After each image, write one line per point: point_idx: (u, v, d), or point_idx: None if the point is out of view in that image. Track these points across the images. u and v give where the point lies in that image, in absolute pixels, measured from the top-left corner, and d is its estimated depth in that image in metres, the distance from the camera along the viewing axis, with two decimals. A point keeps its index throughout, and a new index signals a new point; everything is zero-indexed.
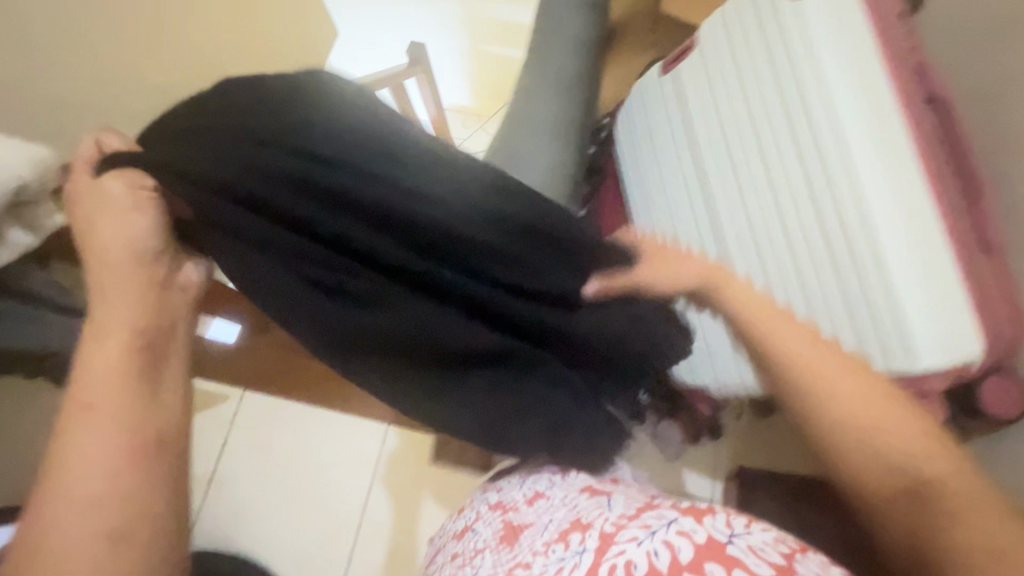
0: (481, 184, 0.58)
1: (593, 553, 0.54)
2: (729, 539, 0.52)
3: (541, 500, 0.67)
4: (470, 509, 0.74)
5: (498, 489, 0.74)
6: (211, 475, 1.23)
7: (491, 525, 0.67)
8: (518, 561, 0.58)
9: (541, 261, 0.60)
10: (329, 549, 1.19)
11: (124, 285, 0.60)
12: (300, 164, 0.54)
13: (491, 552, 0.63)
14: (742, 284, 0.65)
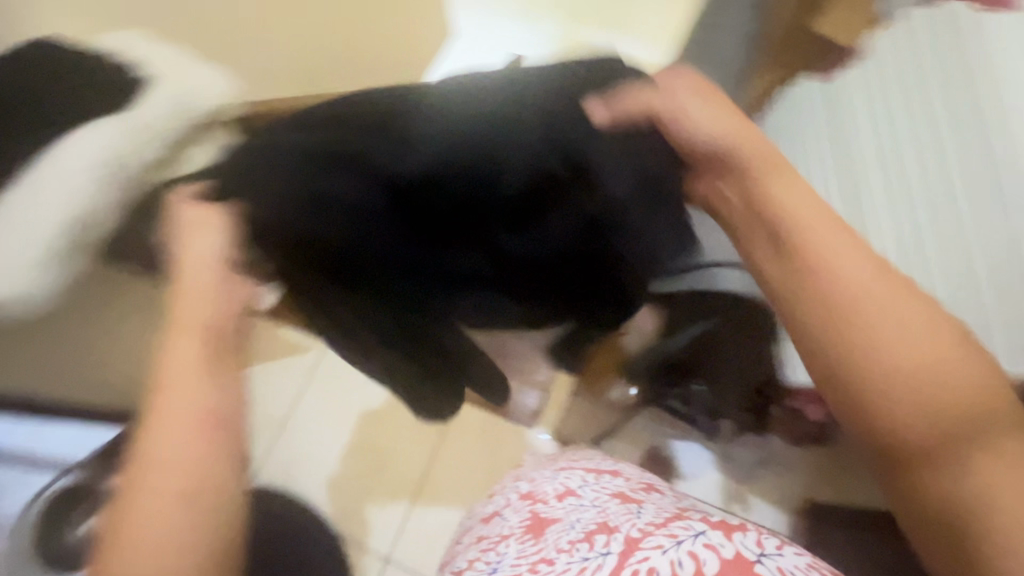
0: (510, 142, 0.70)
1: (617, 557, 0.47)
2: (758, 559, 0.42)
3: (573, 498, 0.63)
4: (499, 495, 0.73)
5: (531, 481, 0.71)
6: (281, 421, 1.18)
7: (519, 513, 0.64)
8: (542, 557, 0.52)
9: (559, 204, 0.70)
10: (379, 514, 1.14)
11: (197, 292, 0.64)
12: (353, 175, 0.69)
13: (515, 541, 0.59)
14: (858, 271, 0.53)
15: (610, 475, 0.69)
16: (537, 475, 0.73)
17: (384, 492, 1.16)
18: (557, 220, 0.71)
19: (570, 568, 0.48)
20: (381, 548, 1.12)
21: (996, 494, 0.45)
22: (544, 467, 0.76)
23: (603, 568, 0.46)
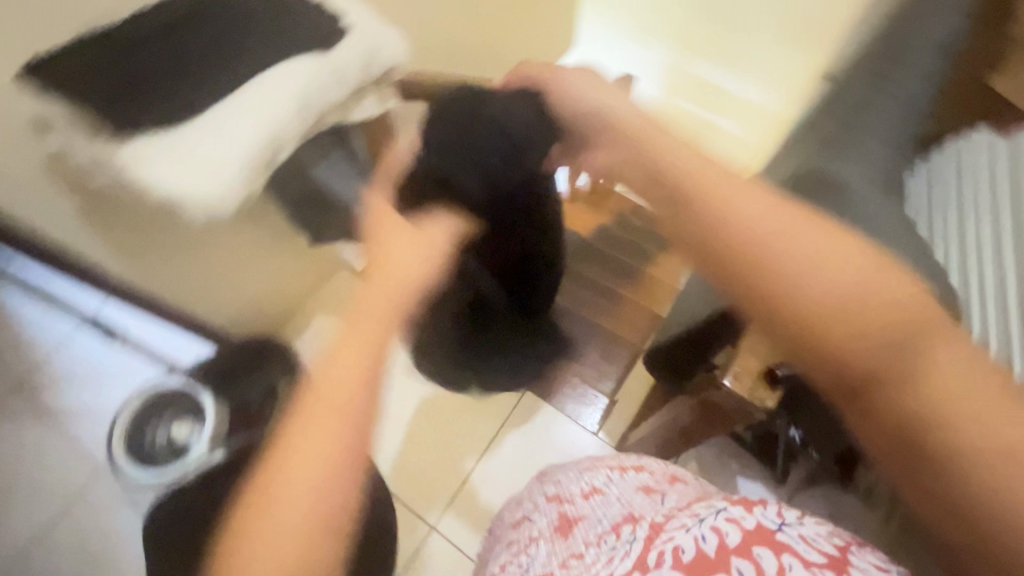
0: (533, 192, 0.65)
1: (643, 542, 0.40)
2: (777, 527, 0.38)
3: (599, 496, 0.52)
4: (525, 500, 0.60)
5: (558, 481, 0.59)
6: None
7: (545, 515, 0.53)
8: (570, 552, 0.45)
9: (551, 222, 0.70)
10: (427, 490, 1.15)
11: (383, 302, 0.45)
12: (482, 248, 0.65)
13: (544, 544, 0.49)
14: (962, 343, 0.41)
15: (634, 469, 0.56)
16: (559, 472, 0.61)
17: (433, 466, 1.17)
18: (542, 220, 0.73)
19: (598, 559, 0.41)
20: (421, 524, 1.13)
21: (985, 416, 0.39)
22: (568, 465, 0.62)
23: (630, 556, 0.39)
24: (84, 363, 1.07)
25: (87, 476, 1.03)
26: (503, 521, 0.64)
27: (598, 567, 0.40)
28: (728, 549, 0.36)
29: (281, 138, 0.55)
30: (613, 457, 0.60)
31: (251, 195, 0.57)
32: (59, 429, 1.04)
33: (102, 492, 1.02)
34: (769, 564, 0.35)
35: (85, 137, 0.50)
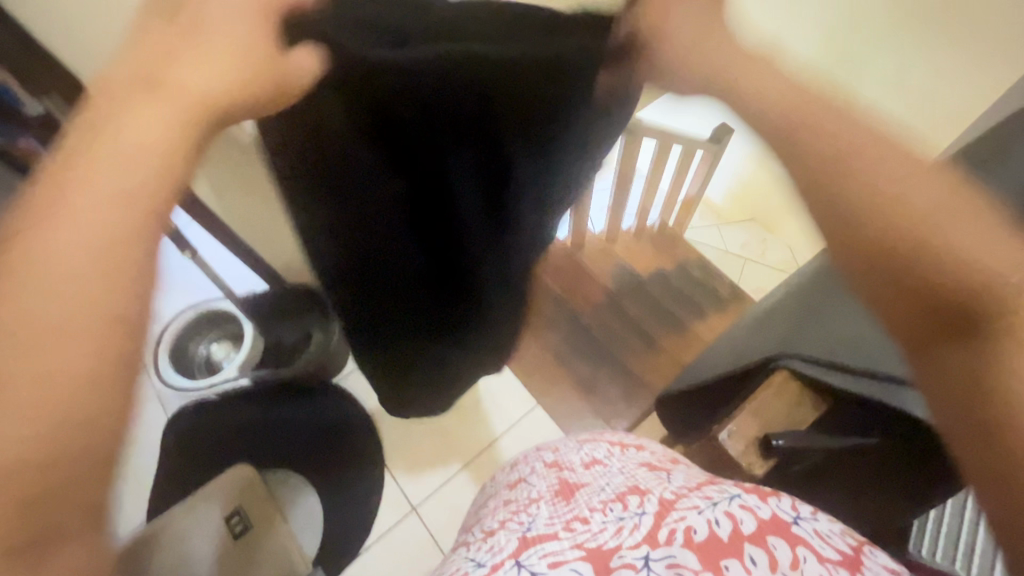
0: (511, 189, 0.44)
1: (653, 518, 0.38)
2: (793, 520, 0.36)
3: (600, 466, 0.50)
4: (525, 463, 0.59)
5: (556, 449, 0.58)
6: None
7: (545, 479, 0.51)
8: (573, 516, 0.41)
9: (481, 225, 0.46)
10: (422, 473, 1.04)
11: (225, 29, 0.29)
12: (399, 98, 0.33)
13: (544, 504, 0.45)
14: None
15: (634, 448, 0.55)
16: (560, 445, 0.59)
17: (425, 456, 1.05)
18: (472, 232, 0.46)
19: (606, 527, 0.38)
20: (406, 520, 1.00)
21: None
22: (567, 436, 0.61)
23: (640, 530, 0.37)
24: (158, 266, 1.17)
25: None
26: (495, 483, 0.63)
27: (605, 535, 0.37)
28: (740, 536, 0.35)
29: None
30: (612, 434, 0.59)
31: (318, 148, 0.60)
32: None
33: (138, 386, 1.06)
34: (784, 556, 0.34)
35: None
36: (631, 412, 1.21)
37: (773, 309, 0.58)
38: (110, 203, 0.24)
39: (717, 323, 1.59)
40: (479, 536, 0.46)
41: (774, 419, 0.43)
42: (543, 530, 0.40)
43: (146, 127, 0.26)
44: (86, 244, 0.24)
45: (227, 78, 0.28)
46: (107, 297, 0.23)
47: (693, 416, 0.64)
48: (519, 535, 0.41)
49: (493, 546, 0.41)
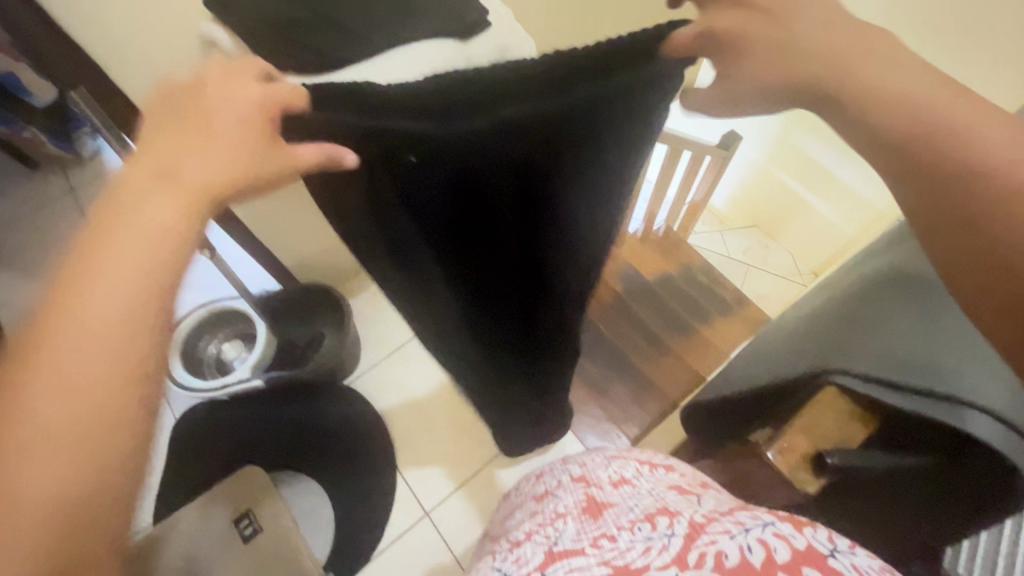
0: (556, 235, 0.46)
1: (682, 540, 0.35)
2: (831, 552, 0.31)
3: (629, 486, 0.47)
4: (553, 476, 0.57)
5: (584, 464, 0.55)
6: (397, 346, 1.13)
7: (572, 494, 0.49)
8: (601, 534, 0.39)
9: (531, 266, 0.48)
10: (435, 476, 1.03)
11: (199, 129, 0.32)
12: (436, 160, 0.36)
13: (572, 520, 0.43)
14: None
15: (664, 468, 0.52)
16: (590, 459, 0.57)
17: (438, 458, 1.04)
18: (527, 271, 0.48)
19: (634, 547, 0.36)
20: (417, 524, 0.99)
21: None
22: (596, 451, 0.59)
23: (668, 552, 0.34)
24: None
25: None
26: (520, 493, 0.62)
27: (633, 555, 0.35)
28: (774, 566, 0.30)
29: None
30: (639, 451, 0.57)
31: None
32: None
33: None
34: None
35: None
36: (643, 418, 1.20)
37: (802, 323, 0.58)
38: (114, 293, 0.27)
39: (725, 329, 1.59)
40: (502, 548, 0.44)
41: (823, 437, 0.43)
42: (571, 545, 0.38)
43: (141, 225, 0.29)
44: (99, 318, 0.27)
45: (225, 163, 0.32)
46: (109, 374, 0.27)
47: (721, 429, 0.65)
48: (545, 548, 0.39)
49: (518, 558, 0.39)
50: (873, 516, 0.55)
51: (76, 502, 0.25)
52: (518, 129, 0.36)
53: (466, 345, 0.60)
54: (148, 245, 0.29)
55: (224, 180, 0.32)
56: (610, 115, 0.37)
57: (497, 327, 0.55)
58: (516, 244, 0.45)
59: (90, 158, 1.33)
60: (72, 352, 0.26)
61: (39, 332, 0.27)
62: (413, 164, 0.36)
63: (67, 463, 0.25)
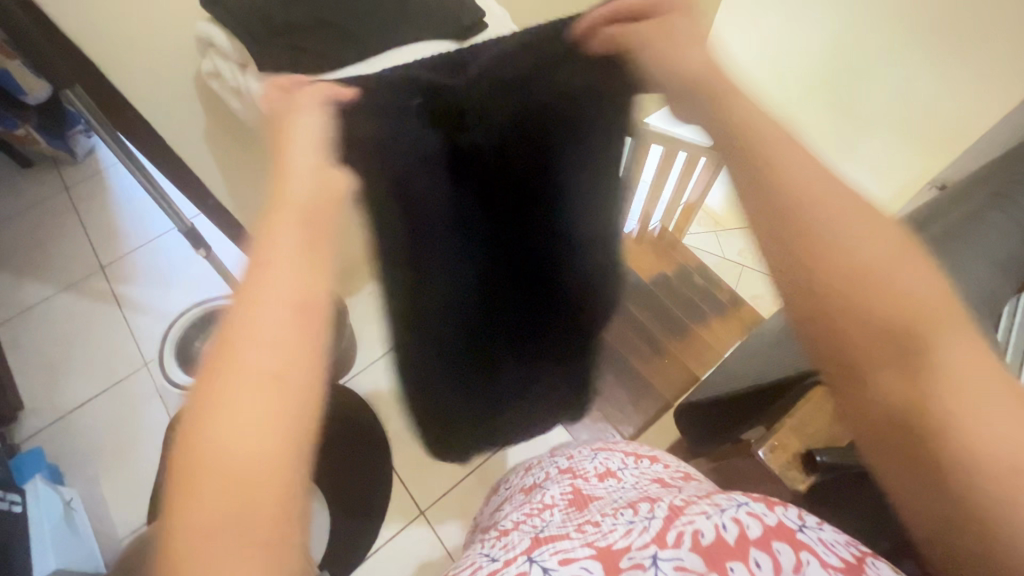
0: (522, 253, 0.55)
1: (661, 521, 0.33)
2: (801, 528, 0.32)
3: (614, 479, 0.47)
4: (540, 469, 0.57)
5: (570, 456, 0.56)
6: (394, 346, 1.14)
7: (557, 486, 0.48)
8: (585, 521, 0.38)
9: (496, 282, 0.57)
10: (430, 474, 1.03)
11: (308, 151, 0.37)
12: (425, 168, 0.45)
13: (558, 511, 0.43)
14: (918, 314, 0.31)
15: (648, 460, 0.53)
16: (576, 451, 0.57)
17: (434, 457, 1.05)
18: (491, 287, 0.57)
19: (615, 529, 0.35)
20: (411, 522, 0.99)
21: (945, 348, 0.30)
22: (583, 444, 0.60)
23: (648, 532, 0.33)
24: (156, 262, 1.21)
25: (134, 366, 1.10)
26: (509, 486, 0.62)
27: (613, 536, 0.34)
28: (749, 542, 0.30)
29: None
30: (625, 444, 0.57)
31: None
32: (123, 318, 1.16)
33: (140, 385, 1.08)
34: (789, 560, 0.30)
35: (236, 70, 0.57)
36: (637, 417, 1.21)
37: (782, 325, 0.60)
38: (273, 289, 0.29)
39: (719, 329, 1.60)
40: (489, 538, 0.43)
41: (813, 435, 0.44)
42: (556, 531, 0.37)
43: (282, 225, 0.32)
44: (266, 298, 0.29)
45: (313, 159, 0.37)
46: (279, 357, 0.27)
47: (712, 427, 0.65)
48: (532, 535, 0.38)
49: (505, 545, 0.39)
50: (855, 512, 0.57)
51: (269, 475, 0.25)
52: (487, 141, 0.47)
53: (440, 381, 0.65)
54: (289, 250, 0.31)
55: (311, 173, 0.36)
56: (564, 140, 0.49)
57: (467, 351, 0.62)
58: (488, 259, 0.54)
59: (84, 158, 1.33)
60: (245, 338, 0.27)
61: (218, 330, 0.28)
62: (410, 164, 0.45)
63: (253, 439, 0.25)
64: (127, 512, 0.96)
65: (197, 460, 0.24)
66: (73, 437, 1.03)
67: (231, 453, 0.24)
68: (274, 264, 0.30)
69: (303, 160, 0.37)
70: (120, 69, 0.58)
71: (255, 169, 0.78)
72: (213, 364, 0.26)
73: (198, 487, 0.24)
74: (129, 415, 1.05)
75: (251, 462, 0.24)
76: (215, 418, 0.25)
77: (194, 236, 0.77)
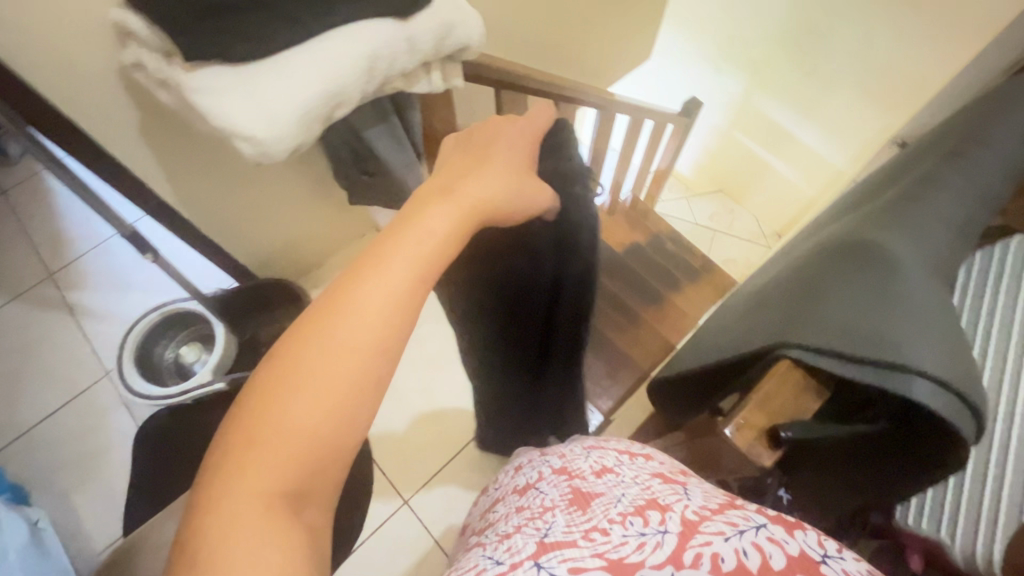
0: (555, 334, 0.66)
1: (676, 537, 0.31)
2: (822, 558, 0.30)
3: (613, 475, 0.42)
4: (533, 467, 0.50)
5: (564, 455, 0.49)
6: None
7: (556, 487, 0.43)
8: (592, 526, 0.34)
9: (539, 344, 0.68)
10: (414, 462, 1.04)
11: (476, 163, 0.43)
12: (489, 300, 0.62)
13: (559, 513, 0.38)
14: None
15: (644, 457, 0.46)
16: (567, 449, 0.51)
17: (414, 445, 1.06)
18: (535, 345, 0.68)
19: (626, 541, 0.32)
20: (394, 510, 1.00)
21: None
22: (575, 440, 0.53)
23: (662, 549, 0.31)
24: (109, 265, 1.16)
25: (96, 376, 1.06)
26: (498, 487, 0.55)
27: (626, 549, 0.31)
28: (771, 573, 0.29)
29: (347, 91, 0.55)
30: (618, 441, 0.50)
31: (299, 146, 0.57)
32: (80, 325, 1.10)
33: (103, 395, 1.04)
34: None
35: (162, 61, 0.53)
36: (615, 389, 1.22)
37: (747, 301, 0.60)
38: (390, 292, 0.33)
39: (693, 295, 1.63)
40: (488, 543, 0.38)
41: (779, 410, 0.43)
42: (563, 536, 0.33)
43: (436, 232, 0.36)
44: (381, 301, 0.33)
45: (497, 182, 0.42)
46: (361, 353, 0.31)
47: (682, 403, 0.66)
48: (537, 539, 0.34)
49: (508, 547, 0.34)
50: (819, 481, 0.57)
51: (321, 451, 0.30)
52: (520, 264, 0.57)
53: (485, 383, 0.79)
54: (421, 254, 0.35)
55: (488, 194, 0.40)
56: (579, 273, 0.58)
57: (509, 375, 0.73)
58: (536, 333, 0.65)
59: (18, 159, 1.25)
60: (350, 323, 0.32)
61: (342, 300, 0.32)
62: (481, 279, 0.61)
63: (318, 414, 0.30)
64: (102, 524, 0.94)
65: (292, 377, 0.30)
66: (38, 453, 0.99)
67: (295, 421, 0.29)
68: (395, 267, 0.34)
69: (480, 177, 0.41)
70: (32, 64, 0.53)
71: (199, 165, 0.73)
72: (329, 317, 0.32)
73: (270, 422, 0.29)
74: (94, 426, 1.02)
75: (315, 435, 0.29)
76: (323, 365, 0.31)
77: (137, 240, 0.73)
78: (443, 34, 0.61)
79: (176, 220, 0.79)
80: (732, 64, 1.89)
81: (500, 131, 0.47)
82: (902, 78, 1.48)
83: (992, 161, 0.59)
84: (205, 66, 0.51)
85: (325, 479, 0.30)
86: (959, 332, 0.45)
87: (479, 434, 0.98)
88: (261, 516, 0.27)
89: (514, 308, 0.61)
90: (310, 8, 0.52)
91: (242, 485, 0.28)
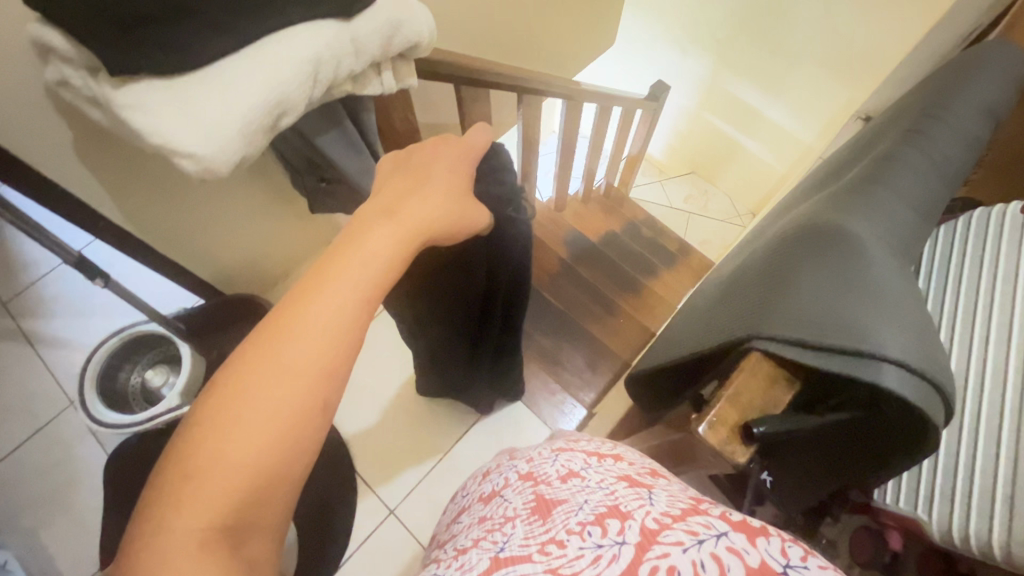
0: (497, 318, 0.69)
1: (633, 549, 0.30)
2: (783, 569, 0.28)
3: (578, 479, 0.40)
4: (498, 473, 0.48)
5: (531, 459, 0.47)
6: None
7: (520, 494, 0.41)
8: (550, 538, 0.33)
9: (486, 330, 0.70)
10: (400, 465, 1.06)
11: (416, 180, 0.42)
12: (436, 304, 0.63)
13: (520, 524, 0.36)
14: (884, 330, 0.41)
15: (612, 458, 0.45)
16: (535, 451, 0.49)
17: (397, 451, 1.07)
18: (481, 331, 0.70)
19: (582, 554, 0.31)
20: (381, 517, 1.01)
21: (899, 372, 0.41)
22: (542, 444, 0.51)
23: (618, 563, 0.30)
24: (67, 290, 1.11)
25: (59, 407, 1.02)
26: (466, 494, 0.54)
27: (581, 564, 0.30)
28: None
29: (289, 99, 0.52)
30: (587, 442, 0.49)
31: (244, 159, 0.54)
32: (38, 355, 1.06)
33: (70, 425, 1.00)
34: None
35: (87, 77, 0.49)
36: (597, 381, 1.21)
37: (712, 295, 0.60)
38: (334, 314, 0.31)
39: (670, 280, 1.63)
40: (444, 560, 0.37)
41: (749, 403, 0.43)
42: (518, 550, 0.33)
43: (375, 256, 0.34)
44: (326, 322, 0.30)
45: (438, 204, 0.40)
46: (305, 379, 0.29)
47: (658, 395, 0.66)
48: (491, 555, 0.33)
49: (460, 568, 0.33)
50: (791, 469, 0.58)
51: (263, 484, 0.27)
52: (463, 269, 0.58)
53: (435, 363, 0.82)
54: (367, 274, 0.33)
55: (429, 216, 0.39)
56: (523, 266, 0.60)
57: (457, 355, 0.76)
58: (480, 322, 0.68)
59: None
60: (292, 345, 0.29)
61: (281, 323, 0.30)
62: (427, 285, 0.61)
63: (258, 446, 0.27)
64: (77, 560, 0.91)
65: (230, 405, 0.28)
66: (4, 491, 0.95)
67: (234, 454, 0.27)
68: (338, 287, 0.31)
69: (424, 196, 0.40)
70: None
71: (143, 182, 0.70)
72: (268, 340, 0.29)
73: (202, 453, 0.27)
74: (61, 459, 0.98)
75: (255, 468, 0.27)
76: (264, 391, 0.28)
77: (86, 267, 0.69)
78: (391, 34, 0.59)
79: (127, 241, 0.75)
80: (697, 44, 1.88)
81: (437, 150, 0.45)
82: (865, 50, 1.48)
83: (949, 137, 0.59)
84: (137, 82, 0.47)
85: (268, 512, 0.28)
86: (928, 317, 0.45)
87: (433, 394, 1.03)
88: (196, 559, 0.24)
89: (458, 305, 0.63)
90: (243, 12, 0.49)
91: (177, 523, 0.25)
